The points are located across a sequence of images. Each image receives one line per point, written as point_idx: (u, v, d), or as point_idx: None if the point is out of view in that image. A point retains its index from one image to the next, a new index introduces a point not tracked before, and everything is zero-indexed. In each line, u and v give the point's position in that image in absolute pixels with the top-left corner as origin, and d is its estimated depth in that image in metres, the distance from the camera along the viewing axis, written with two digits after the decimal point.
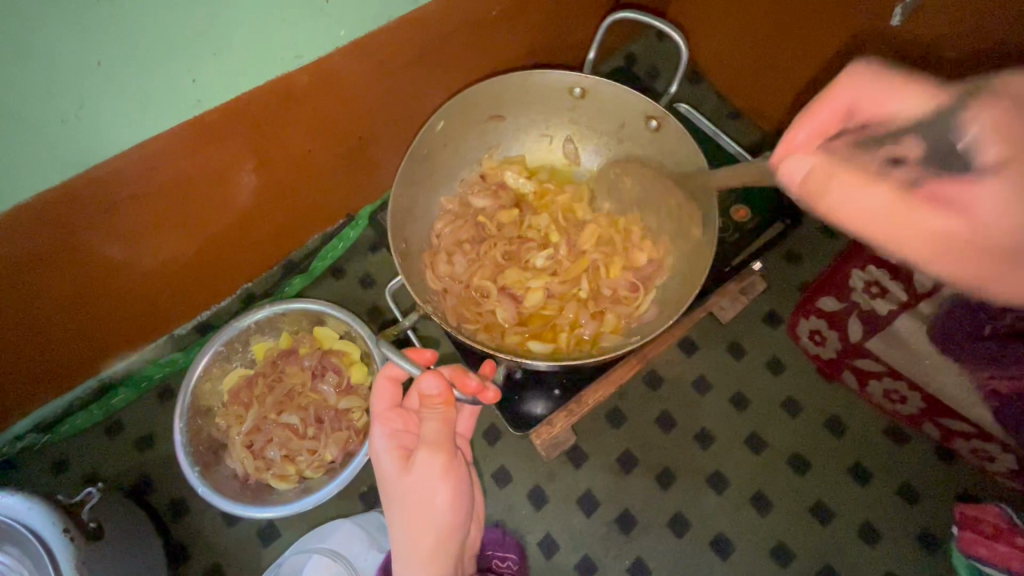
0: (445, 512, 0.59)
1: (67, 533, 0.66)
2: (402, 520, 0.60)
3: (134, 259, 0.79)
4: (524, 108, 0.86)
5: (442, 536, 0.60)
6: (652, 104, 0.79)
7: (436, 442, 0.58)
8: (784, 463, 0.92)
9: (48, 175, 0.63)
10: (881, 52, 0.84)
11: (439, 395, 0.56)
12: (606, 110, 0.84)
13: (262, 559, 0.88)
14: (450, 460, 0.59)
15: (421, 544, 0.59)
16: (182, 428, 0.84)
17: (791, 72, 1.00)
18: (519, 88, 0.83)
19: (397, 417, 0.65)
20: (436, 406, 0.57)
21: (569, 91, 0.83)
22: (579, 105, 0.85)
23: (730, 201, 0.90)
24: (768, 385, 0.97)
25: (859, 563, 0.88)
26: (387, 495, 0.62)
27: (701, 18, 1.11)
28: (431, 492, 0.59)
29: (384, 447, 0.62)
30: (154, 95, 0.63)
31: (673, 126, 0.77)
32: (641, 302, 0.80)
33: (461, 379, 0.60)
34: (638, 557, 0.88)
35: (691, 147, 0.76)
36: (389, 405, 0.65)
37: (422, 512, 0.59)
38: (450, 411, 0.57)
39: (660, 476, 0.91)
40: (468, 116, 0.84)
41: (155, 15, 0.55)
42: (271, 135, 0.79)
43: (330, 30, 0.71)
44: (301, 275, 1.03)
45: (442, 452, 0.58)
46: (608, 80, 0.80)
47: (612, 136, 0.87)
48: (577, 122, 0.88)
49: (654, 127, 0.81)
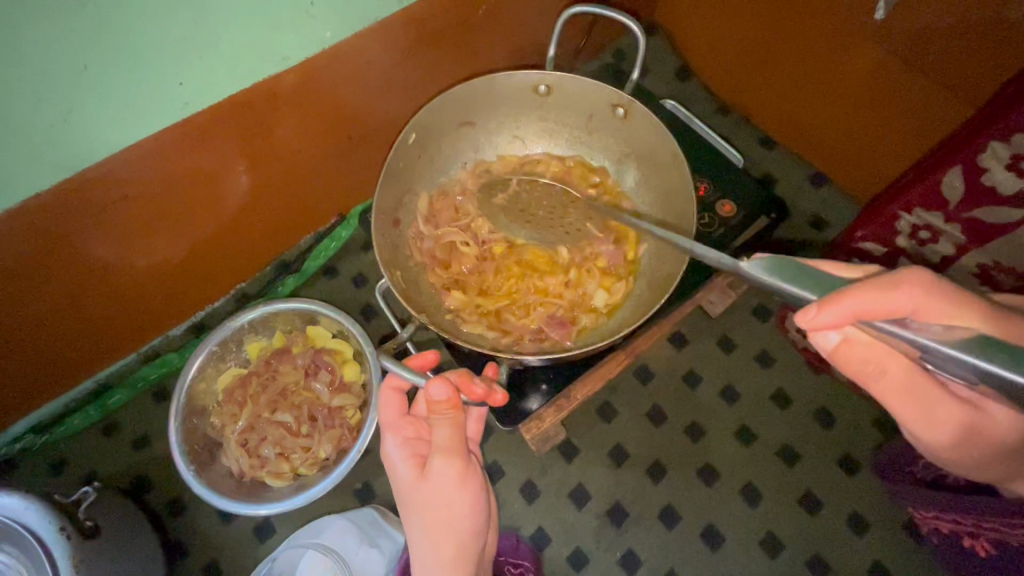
0: (464, 519, 0.59)
1: (62, 531, 0.67)
2: (421, 527, 0.59)
3: (128, 260, 0.80)
4: (493, 107, 0.86)
5: (461, 541, 0.59)
6: (617, 93, 0.80)
7: (450, 449, 0.59)
8: (773, 455, 0.93)
9: (39, 178, 0.63)
10: (867, 42, 0.85)
11: (445, 401, 0.58)
12: (573, 103, 0.85)
13: (258, 556, 0.90)
14: (465, 465, 0.59)
15: (442, 550, 0.59)
16: (178, 427, 0.85)
17: (773, 66, 1.01)
18: (484, 89, 0.83)
19: (408, 425, 0.65)
20: (445, 411, 0.58)
21: (535, 89, 0.84)
22: (547, 101, 0.86)
23: (716, 197, 0.91)
24: (758, 378, 0.98)
25: (849, 555, 0.89)
26: (405, 505, 0.62)
27: (687, 14, 1.11)
28: (448, 498, 0.59)
29: (398, 456, 0.63)
30: (143, 99, 0.64)
31: (642, 113, 0.79)
32: (630, 289, 0.82)
33: (468, 385, 0.59)
34: (629, 550, 0.89)
35: (661, 131, 0.79)
36: (399, 415, 0.66)
37: (443, 522, 0.59)
38: (457, 415, 0.58)
39: (651, 469, 0.92)
40: (440, 118, 0.83)
41: (138, 19, 0.56)
42: (260, 135, 0.79)
43: (315, 32, 0.71)
44: (293, 275, 1.04)
45: (456, 458, 0.59)
46: (574, 74, 0.80)
47: (582, 129, 0.88)
48: (546, 118, 0.88)
49: (622, 115, 0.82)
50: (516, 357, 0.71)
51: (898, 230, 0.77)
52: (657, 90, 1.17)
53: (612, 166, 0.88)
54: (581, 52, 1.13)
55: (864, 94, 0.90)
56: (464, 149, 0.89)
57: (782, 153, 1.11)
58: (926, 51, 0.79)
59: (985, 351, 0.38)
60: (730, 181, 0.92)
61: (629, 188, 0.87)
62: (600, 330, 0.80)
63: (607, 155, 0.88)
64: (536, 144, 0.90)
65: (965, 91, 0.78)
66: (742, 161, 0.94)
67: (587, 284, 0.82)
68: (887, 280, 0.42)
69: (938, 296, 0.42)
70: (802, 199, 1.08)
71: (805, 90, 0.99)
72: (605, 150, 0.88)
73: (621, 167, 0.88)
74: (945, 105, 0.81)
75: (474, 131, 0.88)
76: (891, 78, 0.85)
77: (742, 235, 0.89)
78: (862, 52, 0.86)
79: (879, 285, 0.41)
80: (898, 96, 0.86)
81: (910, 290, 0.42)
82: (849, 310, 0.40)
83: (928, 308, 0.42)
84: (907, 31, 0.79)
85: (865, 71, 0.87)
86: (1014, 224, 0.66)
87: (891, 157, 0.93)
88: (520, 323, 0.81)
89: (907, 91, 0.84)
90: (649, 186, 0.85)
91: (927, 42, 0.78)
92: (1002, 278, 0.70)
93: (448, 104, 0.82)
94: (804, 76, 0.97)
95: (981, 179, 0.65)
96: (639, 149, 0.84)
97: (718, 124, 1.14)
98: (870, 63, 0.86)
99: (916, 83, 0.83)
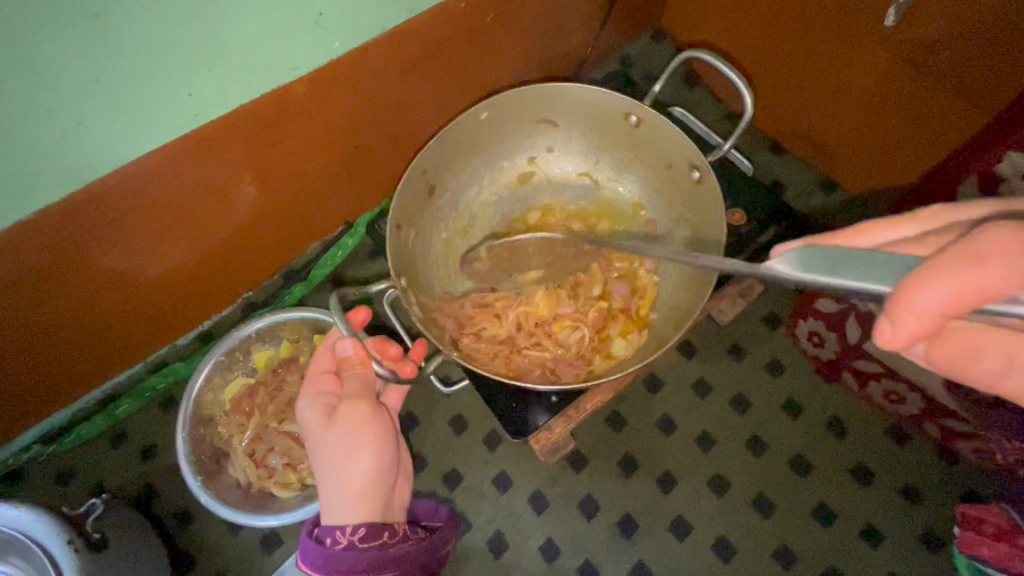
0: (370, 457, 0.65)
1: (71, 544, 0.66)
2: (330, 466, 0.64)
3: (137, 269, 0.80)
4: (577, 115, 0.87)
5: (372, 480, 0.64)
6: (698, 154, 0.78)
7: (358, 394, 0.67)
8: (784, 464, 0.92)
9: (48, 191, 0.63)
10: (877, 51, 0.84)
11: (355, 357, 0.69)
12: (656, 144, 0.83)
13: (266, 566, 0.89)
14: (372, 406, 0.67)
15: (350, 488, 0.63)
16: (185, 437, 0.85)
17: (799, 85, 1.00)
18: (569, 98, 0.83)
19: (325, 379, 0.70)
20: (353, 367, 0.70)
21: (625, 117, 0.83)
22: (635, 131, 0.84)
23: (726, 205, 0.90)
24: (769, 387, 0.97)
25: (863, 566, 0.87)
26: (313, 454, 0.67)
27: (695, 20, 1.11)
28: (359, 438, 0.65)
29: (311, 407, 0.68)
30: (154, 111, 0.64)
31: (712, 184, 0.77)
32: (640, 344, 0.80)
33: (383, 347, 0.74)
34: (640, 560, 0.88)
35: (718, 212, 0.76)
36: (321, 368, 0.71)
37: (347, 458, 0.64)
38: (366, 372, 0.70)
39: (662, 479, 0.91)
40: (515, 113, 0.85)
41: (150, 32, 0.56)
42: (271, 146, 0.79)
43: (324, 42, 0.71)
44: (301, 283, 1.03)
45: (363, 399, 0.67)
46: (665, 118, 0.78)
47: (655, 169, 0.86)
48: (620, 143, 0.87)
49: (694, 177, 0.80)
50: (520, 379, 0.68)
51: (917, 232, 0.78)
52: (666, 99, 1.16)
53: (663, 215, 0.87)
54: (589, 60, 1.13)
55: (907, 122, 0.88)
56: (530, 150, 0.90)
57: (790, 158, 1.10)
58: (938, 59, 0.78)
59: (884, 287, 0.37)
60: (739, 189, 0.92)
61: (671, 244, 0.86)
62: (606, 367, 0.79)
63: (664, 202, 0.87)
64: (597, 165, 0.91)
65: (977, 97, 0.77)
66: (752, 169, 0.93)
67: (607, 318, 0.82)
68: (762, 276, 0.39)
69: (809, 265, 0.39)
70: (812, 206, 1.07)
71: (825, 111, 0.99)
72: (664, 199, 0.87)
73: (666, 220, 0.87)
74: (957, 112, 0.81)
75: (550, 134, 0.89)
76: (900, 85, 0.85)
77: (753, 244, 0.88)
78: (874, 61, 0.86)
79: (757, 282, 0.39)
80: (913, 104, 0.85)
81: (786, 262, 0.39)
82: (929, 308, 0.36)
83: (813, 273, 0.38)
84: (917, 39, 0.79)
85: (879, 80, 0.87)
86: None
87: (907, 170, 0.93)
88: (534, 342, 0.81)
89: (918, 98, 0.84)
90: (687, 245, 0.83)
91: (938, 50, 0.78)
92: None
93: (528, 104, 0.84)
94: (829, 105, 0.97)
95: (1000, 187, 0.64)
96: (693, 212, 0.82)
97: (726, 131, 1.13)
98: (906, 92, 0.85)
99: (924, 91, 0.83)
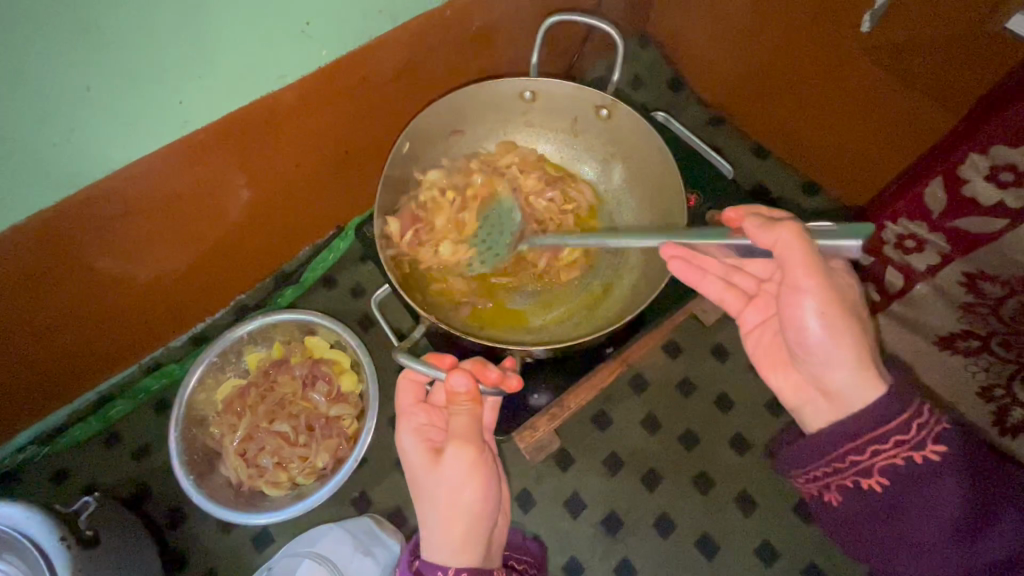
0: (474, 501, 0.63)
1: (63, 541, 0.68)
2: (433, 508, 0.63)
3: (130, 273, 0.82)
4: (479, 114, 0.89)
5: (472, 525, 0.63)
6: (600, 95, 0.84)
7: (466, 435, 0.63)
8: (767, 462, 0.94)
9: (42, 195, 0.65)
10: (850, 56, 0.87)
11: (465, 393, 0.64)
12: (558, 108, 0.88)
13: (256, 565, 0.91)
14: (478, 451, 0.63)
15: (452, 532, 0.63)
16: (177, 437, 0.87)
17: (768, 91, 1.04)
18: (474, 95, 0.86)
19: (421, 412, 0.70)
20: (464, 403, 0.64)
21: (520, 96, 0.87)
22: (530, 107, 0.89)
23: (706, 208, 0.92)
24: (753, 386, 0.98)
25: (843, 562, 0.89)
26: (416, 488, 0.66)
27: (681, 26, 1.13)
28: (462, 483, 0.63)
29: (413, 443, 0.66)
30: (144, 117, 0.66)
31: (625, 112, 0.83)
32: (625, 289, 0.84)
33: (481, 371, 0.66)
34: (625, 557, 0.89)
35: (647, 131, 0.82)
36: (413, 401, 0.70)
37: (453, 503, 0.63)
38: (476, 407, 0.65)
39: (646, 478, 0.93)
40: (431, 123, 0.86)
41: (141, 42, 0.58)
42: (260, 151, 0.81)
43: (312, 51, 0.73)
44: (293, 287, 1.06)
45: (471, 444, 0.63)
46: (556, 80, 0.84)
47: (569, 132, 0.91)
48: (532, 123, 0.91)
49: (605, 116, 0.86)
50: (525, 348, 0.74)
51: (884, 238, 0.81)
52: (652, 103, 1.18)
53: (601, 167, 0.91)
54: (575, 66, 1.15)
55: (852, 100, 0.91)
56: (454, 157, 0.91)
57: (774, 161, 1.12)
58: (910, 64, 0.80)
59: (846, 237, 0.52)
60: (719, 192, 0.94)
61: (617, 186, 0.90)
62: (581, 316, 0.84)
63: (593, 156, 0.91)
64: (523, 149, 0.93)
65: (948, 100, 0.79)
66: (733, 172, 0.95)
67: (583, 270, 0.86)
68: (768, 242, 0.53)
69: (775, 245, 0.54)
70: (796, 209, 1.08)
71: (796, 111, 1.02)
72: (592, 152, 0.91)
73: (607, 167, 0.90)
74: (931, 114, 0.82)
75: (461, 142, 0.90)
76: (877, 87, 0.87)
77: None
78: (849, 66, 0.88)
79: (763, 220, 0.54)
80: (885, 107, 0.87)
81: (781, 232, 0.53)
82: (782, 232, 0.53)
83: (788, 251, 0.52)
84: (890, 43, 0.81)
85: (856, 84, 0.89)
86: (997, 233, 0.70)
87: (869, 159, 0.96)
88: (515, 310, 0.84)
89: (892, 100, 0.86)
90: (635, 185, 0.88)
91: (910, 54, 0.79)
92: (985, 285, 0.74)
93: (436, 115, 0.85)
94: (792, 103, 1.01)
95: (963, 190, 0.70)
96: (624, 148, 0.88)
97: (711, 135, 1.15)
98: (869, 91, 0.88)
99: (898, 94, 0.84)
